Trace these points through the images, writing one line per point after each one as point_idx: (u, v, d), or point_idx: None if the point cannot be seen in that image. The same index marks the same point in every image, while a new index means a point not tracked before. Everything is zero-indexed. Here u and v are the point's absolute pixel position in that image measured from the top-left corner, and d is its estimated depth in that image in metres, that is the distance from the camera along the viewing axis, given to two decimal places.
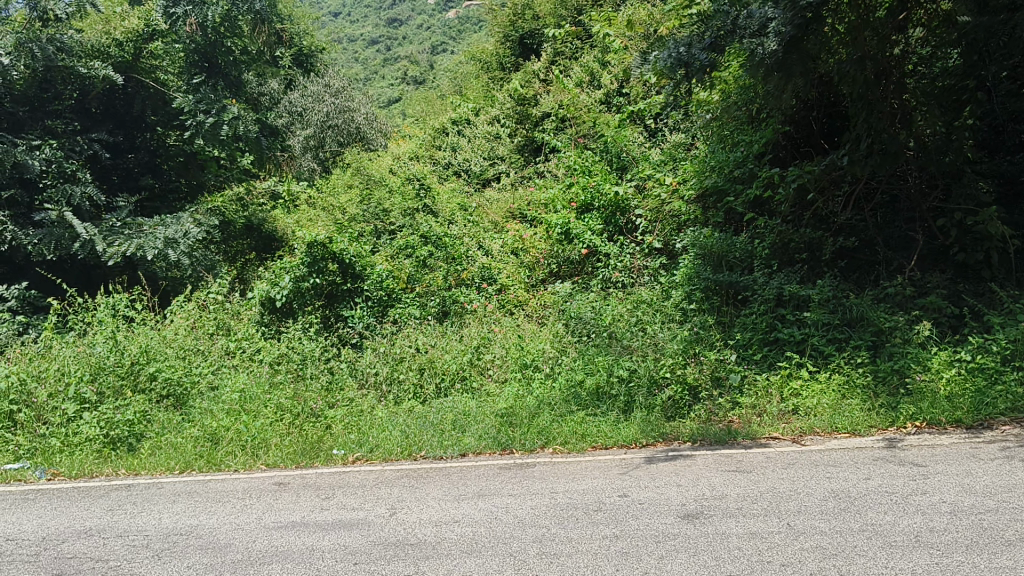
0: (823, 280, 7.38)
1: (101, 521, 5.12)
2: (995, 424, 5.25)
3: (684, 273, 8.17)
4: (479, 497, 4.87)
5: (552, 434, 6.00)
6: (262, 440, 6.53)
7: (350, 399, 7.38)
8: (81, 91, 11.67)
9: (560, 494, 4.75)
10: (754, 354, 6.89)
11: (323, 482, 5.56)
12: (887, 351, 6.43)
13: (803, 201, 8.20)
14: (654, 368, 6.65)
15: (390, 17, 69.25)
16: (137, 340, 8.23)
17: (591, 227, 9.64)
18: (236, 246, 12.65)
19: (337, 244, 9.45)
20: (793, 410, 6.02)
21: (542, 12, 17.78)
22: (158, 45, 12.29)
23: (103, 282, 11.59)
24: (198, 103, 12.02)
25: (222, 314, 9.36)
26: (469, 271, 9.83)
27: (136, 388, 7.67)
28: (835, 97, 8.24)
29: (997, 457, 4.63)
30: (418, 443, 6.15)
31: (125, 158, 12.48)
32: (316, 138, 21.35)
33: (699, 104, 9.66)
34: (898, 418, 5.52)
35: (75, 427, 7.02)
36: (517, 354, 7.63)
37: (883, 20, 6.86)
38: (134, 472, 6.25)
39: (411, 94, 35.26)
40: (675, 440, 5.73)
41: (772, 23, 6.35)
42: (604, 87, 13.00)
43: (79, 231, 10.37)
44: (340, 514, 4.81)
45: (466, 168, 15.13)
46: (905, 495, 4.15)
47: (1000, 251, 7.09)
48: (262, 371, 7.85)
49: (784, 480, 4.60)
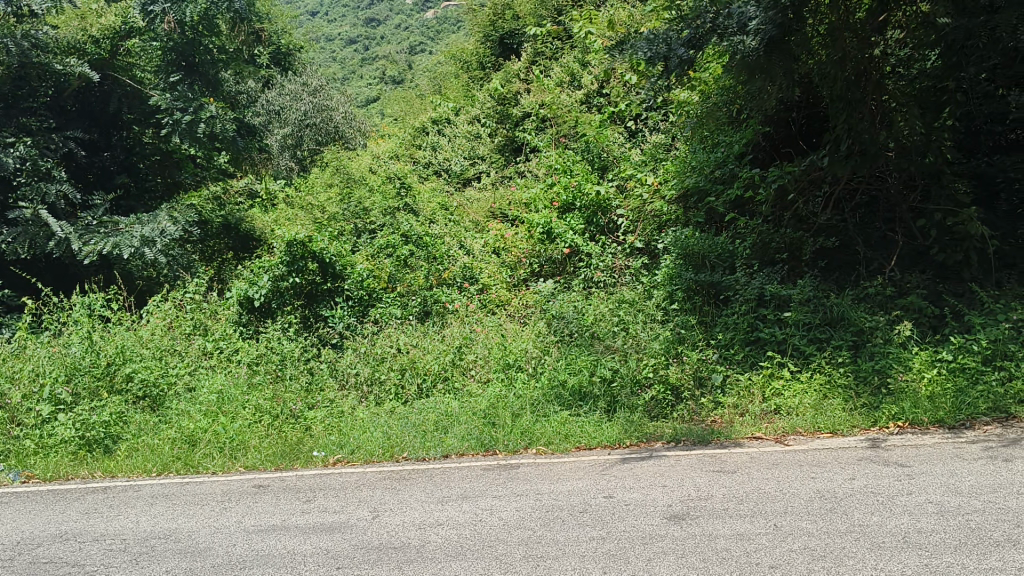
0: (804, 281, 7.42)
1: (77, 525, 5.00)
2: (977, 423, 5.32)
3: (665, 272, 8.18)
4: (463, 498, 4.82)
5: (535, 435, 5.95)
6: (240, 442, 6.42)
7: (331, 399, 7.30)
8: (55, 88, 11.34)
9: (545, 495, 4.72)
10: (735, 354, 6.92)
11: (305, 484, 5.48)
12: (868, 351, 6.50)
13: (784, 202, 8.25)
14: (636, 368, 6.67)
15: (368, 16, 68.60)
16: (113, 340, 8.08)
17: (573, 227, 9.61)
18: (214, 245, 12.45)
19: (317, 243, 9.22)
20: (775, 410, 6.05)
21: (521, 12, 17.76)
22: (135, 43, 11.94)
23: (78, 282, 11.31)
24: (175, 101, 11.78)
25: (199, 314, 9.17)
26: (450, 270, 9.77)
27: (113, 388, 7.53)
28: (815, 99, 8.30)
29: (981, 458, 4.68)
30: (400, 444, 6.09)
31: (101, 155, 12.20)
32: (294, 137, 21.11)
33: (680, 103, 9.68)
34: (880, 417, 5.57)
35: (50, 428, 6.86)
36: (499, 354, 7.56)
37: (862, 22, 6.95)
38: (110, 474, 6.13)
39: (389, 95, 34.98)
40: (659, 440, 5.72)
41: (752, 22, 6.47)
42: (586, 87, 12.73)
43: (54, 230, 10.15)
44: (321, 517, 4.73)
45: (446, 168, 15.06)
46: (891, 496, 4.18)
47: (980, 251, 7.17)
48: (241, 372, 7.72)
49: (769, 480, 4.62)
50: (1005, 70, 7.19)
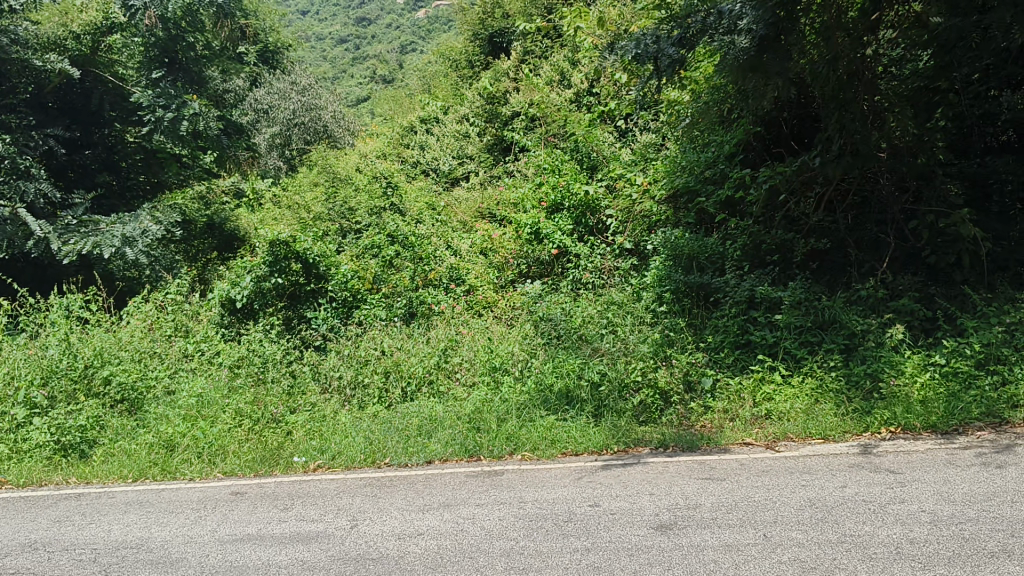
0: (796, 283, 7.31)
1: (47, 534, 4.82)
2: (970, 429, 5.22)
3: (654, 273, 8.08)
4: (444, 507, 4.67)
5: (520, 441, 5.82)
6: (219, 448, 6.25)
7: (312, 403, 7.13)
8: (36, 84, 11.10)
9: (529, 503, 4.58)
10: (725, 357, 6.81)
11: (283, 491, 5.32)
12: (860, 354, 6.39)
13: (775, 203, 8.13)
14: (624, 372, 6.54)
15: (359, 16, 68.29)
16: (91, 342, 7.88)
17: (561, 227, 9.49)
18: (197, 245, 12.31)
19: (300, 243, 9.02)
20: (765, 415, 5.94)
21: (511, 11, 17.64)
22: (118, 39, 11.59)
23: (57, 282, 11.05)
24: (157, 98, 11.52)
25: (181, 316, 8.99)
26: (436, 271, 9.59)
27: (90, 392, 7.33)
28: (806, 99, 8.18)
29: (974, 464, 4.58)
30: (382, 449, 5.93)
31: (82, 154, 11.86)
32: (283, 136, 21.08)
33: (670, 103, 9.56)
34: (872, 423, 5.46)
35: (25, 433, 6.67)
36: (486, 356, 7.41)
37: (855, 21, 6.85)
38: (85, 481, 5.96)
39: (380, 94, 34.77)
40: (647, 446, 5.59)
41: (742, 21, 6.44)
42: (574, 87, 12.68)
43: (32, 229, 9.88)
44: (299, 526, 4.57)
45: (434, 167, 14.93)
46: (883, 504, 4.07)
47: (973, 253, 7.09)
48: (221, 375, 7.54)
49: (759, 488, 4.49)
50: (998, 70, 7.11)
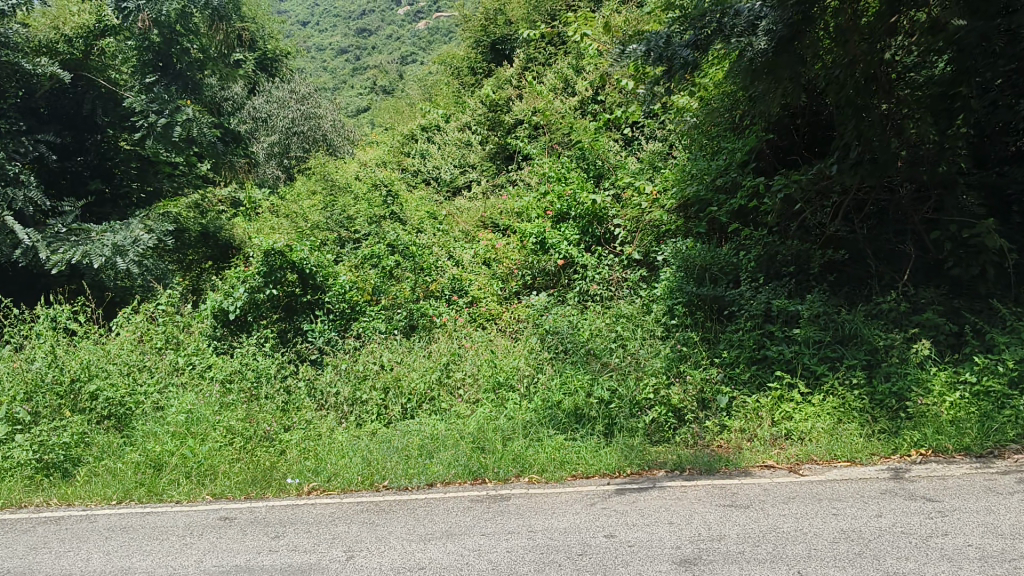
0: (813, 295, 7.00)
1: (21, 563, 4.48)
2: (1007, 452, 4.91)
3: (665, 285, 7.81)
4: (447, 536, 4.34)
5: (528, 462, 5.48)
6: (209, 467, 5.88)
7: (307, 420, 6.81)
8: (26, 88, 10.77)
9: (539, 533, 4.26)
10: (742, 373, 6.49)
11: (274, 517, 4.98)
12: (883, 371, 6.06)
13: (790, 212, 7.84)
14: (636, 388, 6.23)
15: (359, 27, 68.27)
16: (78, 355, 7.52)
17: (568, 237, 9.23)
18: (192, 254, 12.00)
19: (296, 252, 8.70)
20: (786, 435, 5.65)
21: (514, 18, 17.52)
22: (110, 43, 11.49)
23: (47, 293, 10.77)
24: (150, 103, 11.32)
25: (172, 327, 8.63)
26: (438, 282, 9.32)
27: (76, 407, 6.99)
28: (819, 106, 7.94)
29: (1017, 491, 4.27)
30: (381, 471, 5.59)
31: (73, 160, 11.57)
32: (281, 145, 20.55)
33: (678, 109, 9.30)
34: (901, 444, 5.16)
35: (6, 451, 6.34)
36: (489, 370, 7.09)
37: (872, 25, 6.60)
38: (66, 503, 5.62)
39: (380, 104, 34.51)
40: (663, 467, 5.27)
41: (761, 22, 6.20)
42: (579, 94, 12.46)
43: (20, 237, 9.56)
44: (290, 557, 4.24)
45: (436, 175, 14.66)
46: (925, 537, 3.75)
47: (998, 265, 6.80)
48: (212, 391, 7.17)
49: (787, 517, 4.17)
50: None
